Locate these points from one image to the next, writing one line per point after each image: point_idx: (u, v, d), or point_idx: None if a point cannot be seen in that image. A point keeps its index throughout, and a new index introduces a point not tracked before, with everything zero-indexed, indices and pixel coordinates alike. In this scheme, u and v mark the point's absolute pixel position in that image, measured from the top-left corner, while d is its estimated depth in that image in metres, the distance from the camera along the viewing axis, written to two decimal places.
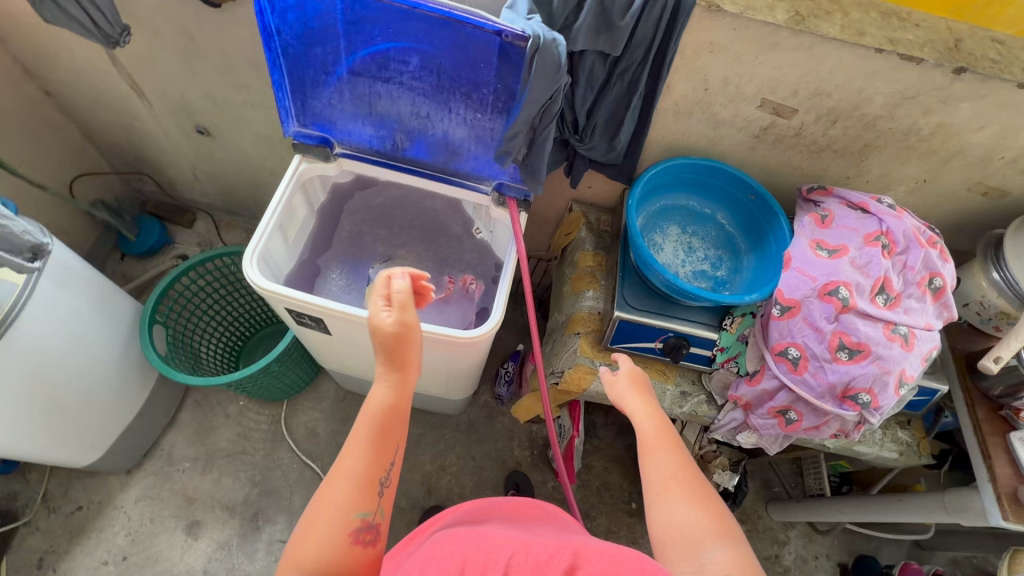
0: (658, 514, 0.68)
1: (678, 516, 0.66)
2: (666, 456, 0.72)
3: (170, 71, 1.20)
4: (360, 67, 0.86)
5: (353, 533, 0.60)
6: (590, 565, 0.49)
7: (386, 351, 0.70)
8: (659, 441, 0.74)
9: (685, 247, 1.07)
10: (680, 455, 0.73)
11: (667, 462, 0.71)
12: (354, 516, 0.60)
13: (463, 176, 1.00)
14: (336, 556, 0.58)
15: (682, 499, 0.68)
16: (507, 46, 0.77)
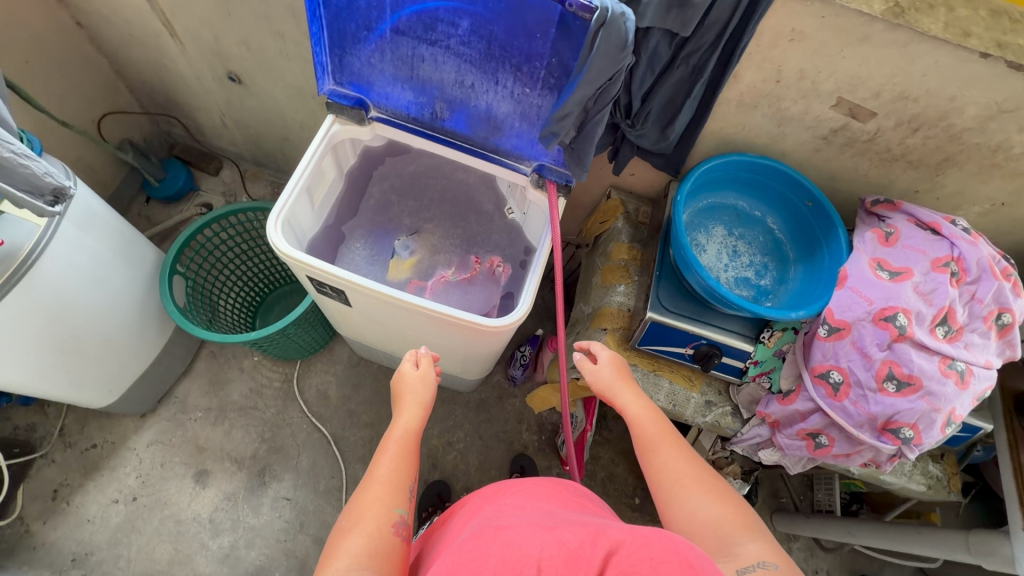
0: (680, 509, 0.70)
1: (697, 512, 0.68)
2: (671, 454, 0.76)
3: (204, 11, 1.14)
4: (405, 25, 0.79)
5: (393, 532, 0.66)
6: (625, 550, 0.45)
7: (413, 397, 0.85)
8: (660, 439, 0.78)
9: (729, 250, 1.01)
10: (679, 449, 0.77)
11: (673, 460, 0.75)
12: (393, 512, 0.68)
13: (502, 153, 0.94)
14: (375, 545, 0.63)
15: (700, 496, 0.70)
16: (569, 18, 0.70)
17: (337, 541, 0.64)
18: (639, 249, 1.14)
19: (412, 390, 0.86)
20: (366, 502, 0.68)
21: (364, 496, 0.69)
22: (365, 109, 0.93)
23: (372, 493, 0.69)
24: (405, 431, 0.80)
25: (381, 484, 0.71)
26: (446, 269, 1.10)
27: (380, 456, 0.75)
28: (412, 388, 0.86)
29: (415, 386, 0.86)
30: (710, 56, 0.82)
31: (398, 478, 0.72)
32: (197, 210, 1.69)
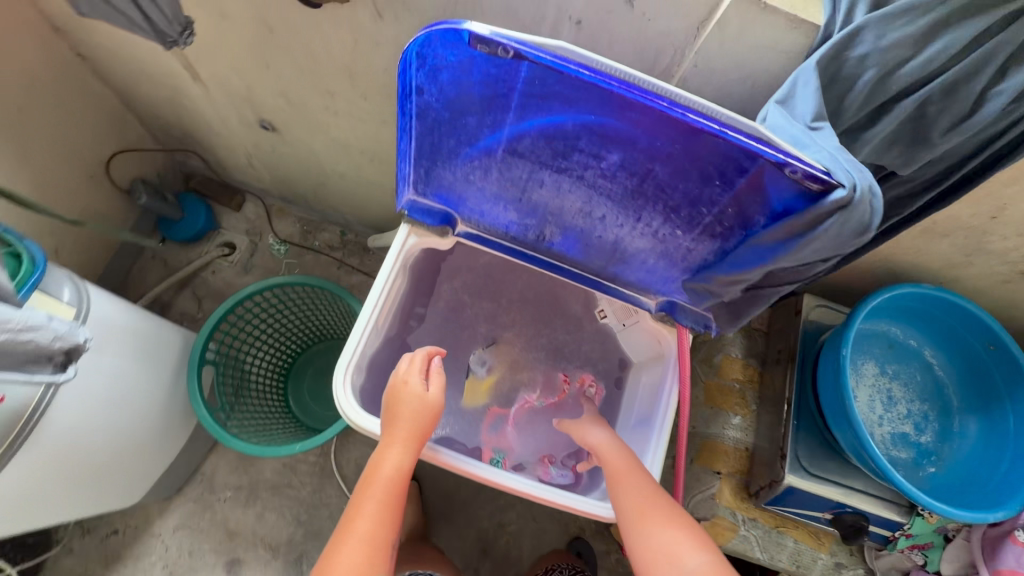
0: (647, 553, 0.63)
1: (691, 564, 0.59)
2: (642, 492, 0.68)
3: (236, 60, 0.92)
4: (526, 147, 0.59)
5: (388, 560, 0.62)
6: None
7: (406, 416, 0.69)
8: (631, 474, 0.71)
9: (883, 397, 0.83)
10: (649, 487, 0.69)
11: (637, 493, 0.68)
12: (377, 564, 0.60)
13: (621, 283, 0.75)
14: None
15: (658, 521, 0.64)
16: (780, 180, 0.50)
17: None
18: (756, 369, 0.96)
19: (409, 406, 0.70)
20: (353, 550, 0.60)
21: (344, 544, 0.61)
22: (452, 226, 0.74)
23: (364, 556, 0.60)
24: (396, 471, 0.67)
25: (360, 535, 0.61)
26: (530, 391, 0.94)
27: (364, 493, 0.66)
28: (409, 404, 0.70)
29: (415, 410, 0.70)
30: (926, 194, 0.61)
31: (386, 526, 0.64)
32: (218, 252, 1.50)
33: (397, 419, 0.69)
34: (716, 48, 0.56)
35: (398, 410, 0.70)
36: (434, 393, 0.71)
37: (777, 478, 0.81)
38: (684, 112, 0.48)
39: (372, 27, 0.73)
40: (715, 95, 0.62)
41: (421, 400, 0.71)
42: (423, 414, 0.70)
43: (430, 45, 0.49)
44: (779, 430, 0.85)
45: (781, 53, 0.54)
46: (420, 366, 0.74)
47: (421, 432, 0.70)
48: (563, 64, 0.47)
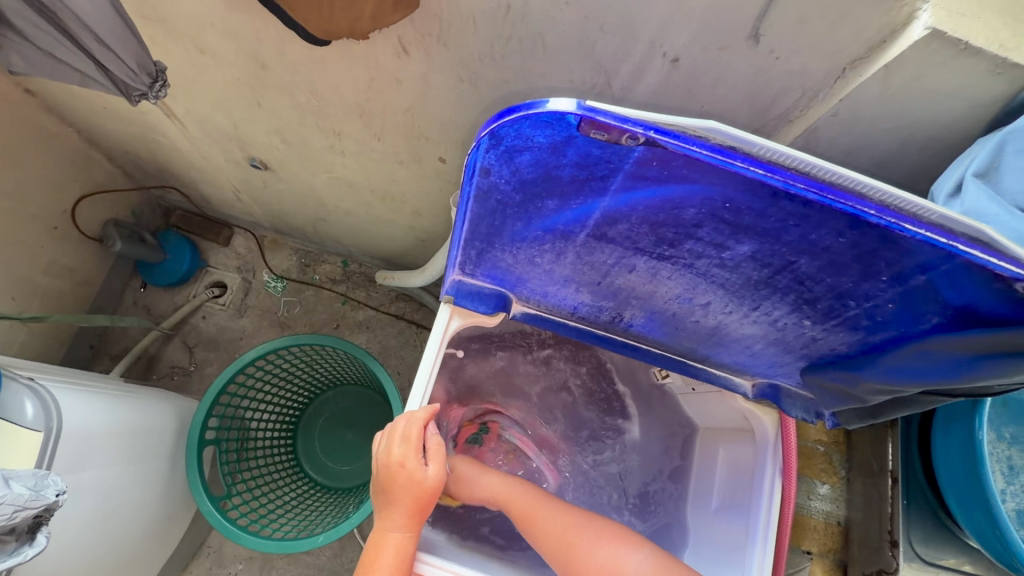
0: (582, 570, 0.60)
1: (634, 566, 0.59)
2: (559, 514, 0.65)
3: (220, 97, 0.76)
4: (621, 233, 0.45)
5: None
6: None
7: (405, 502, 0.56)
8: (537, 500, 0.67)
9: (1003, 467, 0.72)
10: (554, 509, 0.65)
11: (557, 517, 0.64)
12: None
13: (710, 363, 0.63)
14: None
15: (593, 541, 0.62)
16: (988, 287, 0.37)
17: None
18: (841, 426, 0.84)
19: (408, 493, 0.56)
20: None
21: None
22: (508, 308, 0.60)
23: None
24: (397, 554, 0.55)
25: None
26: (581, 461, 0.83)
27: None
28: (402, 497, 0.56)
29: (417, 491, 0.56)
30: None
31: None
32: (208, 294, 1.32)
33: (394, 506, 0.56)
34: (871, 95, 0.43)
35: (396, 494, 0.56)
36: (435, 474, 0.56)
37: (889, 569, 0.70)
38: (899, 220, 0.34)
39: (393, 64, 0.59)
40: (849, 146, 0.49)
41: (422, 485, 0.56)
42: (421, 499, 0.56)
43: (514, 124, 0.35)
44: (882, 508, 0.73)
45: (964, 102, 0.41)
46: (407, 437, 0.57)
47: (420, 513, 0.57)
48: (727, 159, 0.34)
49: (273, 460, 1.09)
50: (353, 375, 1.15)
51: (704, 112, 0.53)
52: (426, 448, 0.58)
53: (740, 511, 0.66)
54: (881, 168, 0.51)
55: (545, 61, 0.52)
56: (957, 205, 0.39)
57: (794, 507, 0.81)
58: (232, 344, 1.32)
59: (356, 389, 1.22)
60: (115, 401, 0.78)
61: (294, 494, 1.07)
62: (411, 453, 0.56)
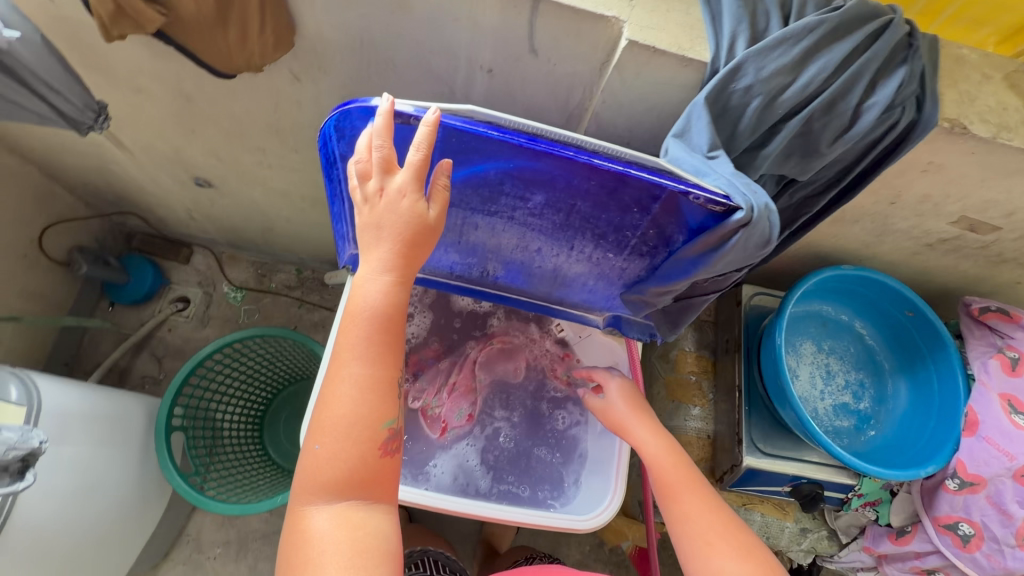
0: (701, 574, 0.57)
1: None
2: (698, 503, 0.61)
3: (160, 127, 0.91)
4: (455, 197, 0.61)
5: (378, 454, 0.51)
6: None
7: (387, 227, 0.49)
8: (684, 474, 0.64)
9: (822, 372, 0.90)
10: (708, 496, 0.62)
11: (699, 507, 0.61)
12: (377, 432, 0.50)
13: (568, 305, 0.79)
14: (358, 476, 0.50)
15: (726, 553, 0.57)
16: (687, 203, 0.54)
17: (306, 469, 0.51)
18: (709, 359, 1.02)
19: (394, 209, 0.49)
20: (345, 456, 0.49)
21: (326, 411, 0.50)
22: None
23: (354, 453, 0.50)
24: (380, 308, 0.50)
25: (337, 421, 0.50)
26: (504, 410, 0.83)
27: (343, 327, 0.51)
28: (389, 235, 0.49)
29: (388, 217, 0.49)
30: (831, 191, 0.66)
31: (362, 439, 0.50)
32: (172, 308, 1.44)
33: (381, 233, 0.49)
34: (618, 86, 0.60)
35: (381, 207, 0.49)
36: (416, 194, 0.49)
37: (738, 462, 0.87)
38: (590, 157, 0.52)
39: (291, 89, 0.74)
40: (625, 125, 0.66)
41: (385, 211, 0.49)
42: (387, 311, 0.51)
43: (348, 114, 0.52)
44: (734, 416, 0.91)
45: (678, 87, 0.58)
46: (364, 164, 0.50)
47: (388, 319, 0.51)
48: (474, 127, 0.51)
49: (241, 447, 1.23)
50: (312, 368, 1.29)
51: (526, 108, 0.69)
52: (377, 172, 0.49)
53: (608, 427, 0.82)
54: (657, 139, 0.68)
55: (401, 78, 0.68)
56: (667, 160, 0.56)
57: (674, 428, 0.98)
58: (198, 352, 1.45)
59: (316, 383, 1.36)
60: (88, 390, 0.91)
61: (261, 474, 1.20)
62: (377, 187, 0.49)
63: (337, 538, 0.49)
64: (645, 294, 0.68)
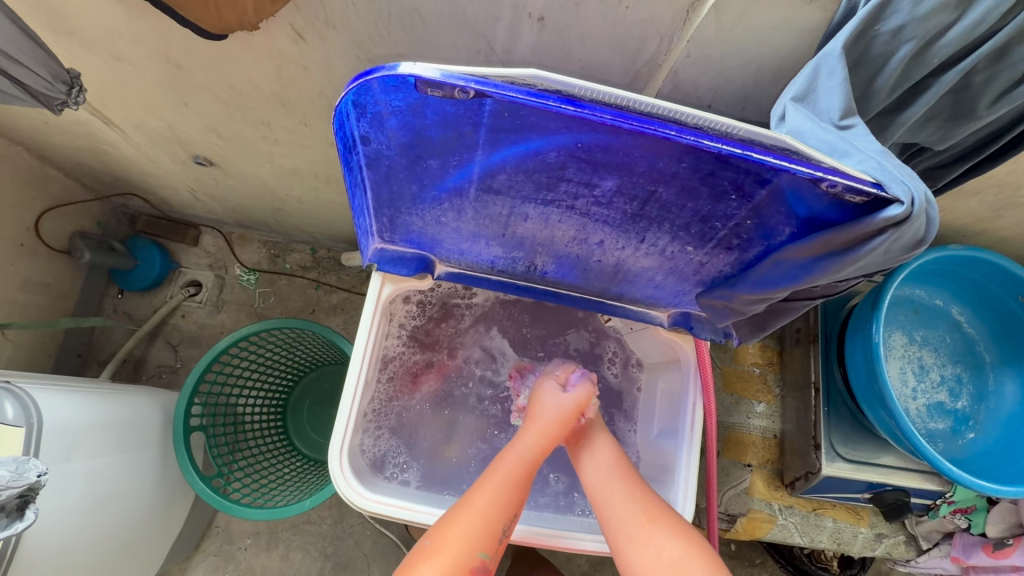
0: (640, 551, 0.57)
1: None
2: (628, 493, 0.62)
3: (149, 101, 0.79)
4: (502, 184, 0.50)
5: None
6: None
7: (543, 424, 0.68)
8: (614, 476, 0.65)
9: (914, 367, 0.78)
10: (632, 484, 0.64)
11: (637, 496, 0.62)
12: (474, 558, 0.54)
13: (626, 300, 0.69)
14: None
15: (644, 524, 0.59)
16: (810, 190, 0.42)
17: (415, 561, 0.54)
18: (774, 349, 0.91)
19: (548, 414, 0.69)
20: (457, 554, 0.54)
21: (454, 518, 0.57)
22: (431, 271, 0.66)
23: (477, 547, 0.55)
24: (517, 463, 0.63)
25: (472, 514, 0.57)
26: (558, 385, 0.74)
27: (476, 487, 0.61)
28: (526, 463, 0.64)
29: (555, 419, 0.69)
30: (975, 158, 0.54)
31: (477, 536, 0.56)
32: (184, 294, 1.36)
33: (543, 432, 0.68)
34: (711, 34, 0.46)
35: (538, 414, 0.69)
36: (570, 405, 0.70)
37: (813, 469, 0.77)
38: (698, 136, 0.38)
39: (294, 50, 0.62)
40: (711, 85, 0.53)
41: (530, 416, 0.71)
42: (524, 479, 0.63)
43: (370, 89, 0.40)
44: (808, 417, 0.81)
45: (793, 32, 0.45)
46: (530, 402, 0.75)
47: (523, 481, 0.62)
48: (542, 100, 0.37)
49: (266, 440, 1.17)
50: (332, 357, 1.21)
51: (583, 67, 0.55)
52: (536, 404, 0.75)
53: (672, 433, 0.73)
54: (748, 101, 0.55)
55: (428, 34, 0.55)
56: (782, 129, 0.44)
57: (735, 426, 0.88)
58: (214, 339, 1.38)
59: (338, 369, 1.29)
60: (98, 398, 0.84)
61: (287, 469, 1.15)
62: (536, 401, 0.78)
63: None
64: (729, 295, 0.56)
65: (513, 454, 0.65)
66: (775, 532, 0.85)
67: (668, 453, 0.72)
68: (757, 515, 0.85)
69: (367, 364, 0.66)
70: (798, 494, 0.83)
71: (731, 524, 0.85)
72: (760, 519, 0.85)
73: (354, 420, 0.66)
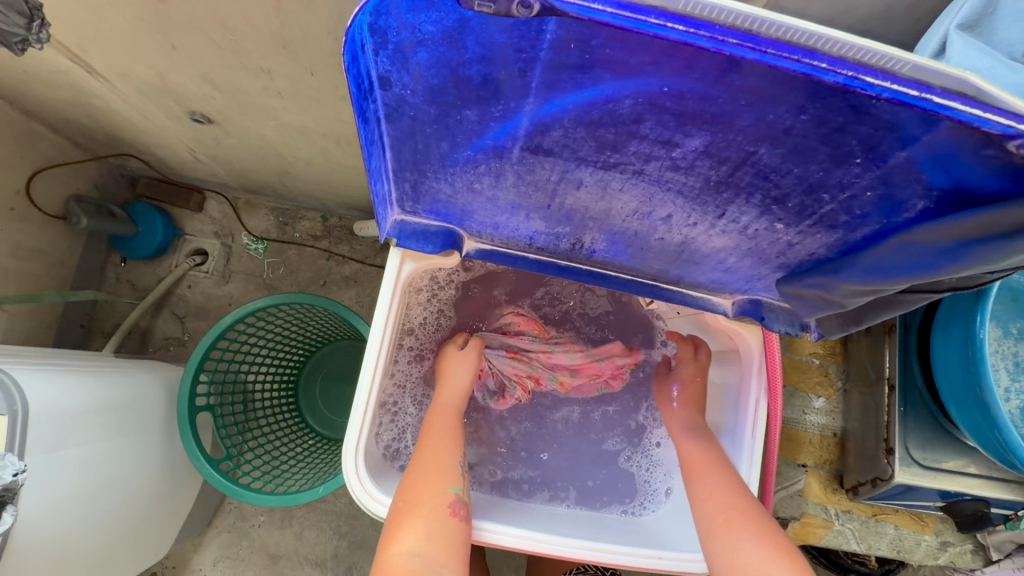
0: (724, 551, 0.53)
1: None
2: (719, 485, 0.57)
3: (132, 43, 0.69)
4: (555, 142, 0.40)
5: (451, 515, 0.52)
6: None
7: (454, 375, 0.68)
8: (711, 467, 0.60)
9: (1008, 364, 0.68)
10: (734, 483, 0.57)
11: (724, 490, 0.57)
12: (447, 494, 0.54)
13: (684, 283, 0.59)
14: (436, 525, 0.51)
15: (746, 536, 0.52)
16: (977, 152, 0.31)
17: (394, 525, 0.51)
18: (837, 338, 0.80)
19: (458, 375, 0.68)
20: (433, 499, 0.53)
21: (414, 473, 0.55)
22: (459, 248, 0.56)
23: (443, 485, 0.54)
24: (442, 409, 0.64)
25: (427, 459, 0.57)
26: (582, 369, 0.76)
27: (421, 441, 0.60)
28: (448, 409, 0.64)
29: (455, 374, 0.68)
30: None
31: (441, 475, 0.55)
32: (190, 263, 1.29)
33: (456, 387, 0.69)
34: None
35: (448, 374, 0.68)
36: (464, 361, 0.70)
37: (884, 476, 0.69)
38: (850, 72, 0.27)
39: None
40: (821, 17, 0.41)
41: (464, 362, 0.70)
42: (453, 424, 0.62)
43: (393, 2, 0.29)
44: (878, 417, 0.72)
45: None
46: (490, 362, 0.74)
47: (452, 427, 0.62)
48: (635, 17, 0.26)
49: (277, 417, 1.11)
50: (345, 332, 1.13)
51: None
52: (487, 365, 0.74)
53: (726, 433, 0.64)
54: (865, 37, 0.43)
55: None
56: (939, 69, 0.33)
57: (790, 423, 0.79)
58: (222, 310, 1.31)
59: (351, 344, 1.21)
60: (94, 378, 0.78)
61: (300, 449, 1.10)
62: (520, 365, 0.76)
63: (435, 560, 0.48)
64: (824, 284, 0.46)
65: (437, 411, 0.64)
66: (830, 538, 0.78)
67: (722, 457, 0.64)
68: (811, 520, 0.77)
69: (384, 354, 0.58)
70: (859, 500, 0.75)
71: (781, 528, 0.78)
72: (814, 524, 0.77)
73: (372, 413, 0.58)
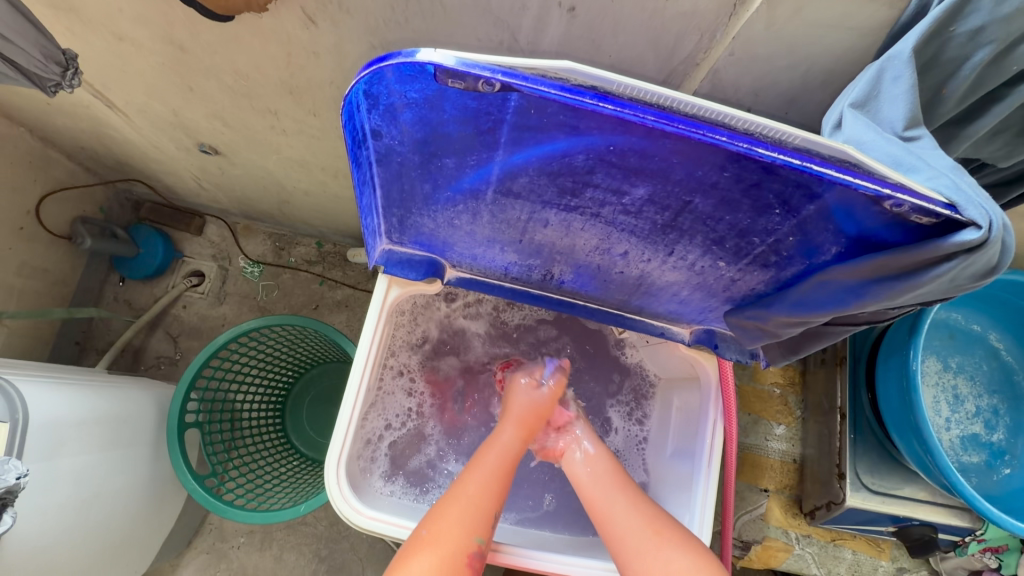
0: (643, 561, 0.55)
1: (671, 564, 0.54)
2: (626, 506, 0.60)
3: (151, 83, 0.76)
4: (522, 187, 0.46)
5: (465, 563, 0.54)
6: None
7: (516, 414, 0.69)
8: (615, 486, 0.63)
9: (948, 396, 0.74)
10: (633, 494, 0.62)
11: (633, 508, 0.60)
12: (469, 542, 0.55)
13: (646, 313, 0.65)
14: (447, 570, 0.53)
15: (669, 541, 0.56)
16: (864, 207, 0.38)
17: (410, 550, 0.54)
18: (797, 368, 0.86)
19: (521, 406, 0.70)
20: (454, 541, 0.55)
21: (445, 503, 0.58)
22: (440, 276, 0.62)
23: (467, 528, 0.56)
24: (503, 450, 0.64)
25: (463, 495, 0.58)
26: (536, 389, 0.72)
27: (464, 476, 0.61)
28: (507, 447, 0.65)
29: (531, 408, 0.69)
30: None
31: (467, 521, 0.56)
32: (186, 284, 1.33)
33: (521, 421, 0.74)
34: (760, 30, 0.42)
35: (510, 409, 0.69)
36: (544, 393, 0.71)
37: (837, 499, 0.73)
38: (750, 143, 0.34)
39: (304, 35, 0.58)
40: (754, 87, 0.49)
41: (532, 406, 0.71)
42: (507, 464, 0.63)
43: (383, 75, 0.36)
44: (832, 444, 0.76)
45: (852, 30, 0.42)
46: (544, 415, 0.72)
47: (507, 470, 0.63)
48: (576, 97, 0.33)
49: (262, 437, 1.13)
50: (333, 355, 1.17)
51: (613, 63, 0.50)
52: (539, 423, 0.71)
53: (687, 454, 0.68)
54: (793, 104, 0.51)
55: (447, 22, 0.50)
56: (838, 138, 0.40)
57: (752, 448, 0.84)
58: (215, 331, 1.35)
59: (340, 367, 1.25)
60: (89, 391, 0.81)
61: (283, 468, 1.11)
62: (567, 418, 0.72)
63: None
64: (762, 317, 0.52)
65: (496, 443, 0.65)
66: (791, 561, 0.82)
67: (682, 476, 0.68)
68: (772, 543, 0.81)
69: (368, 372, 0.63)
70: (817, 523, 0.79)
71: (745, 552, 0.81)
72: (776, 548, 0.81)
73: (354, 429, 0.62)
